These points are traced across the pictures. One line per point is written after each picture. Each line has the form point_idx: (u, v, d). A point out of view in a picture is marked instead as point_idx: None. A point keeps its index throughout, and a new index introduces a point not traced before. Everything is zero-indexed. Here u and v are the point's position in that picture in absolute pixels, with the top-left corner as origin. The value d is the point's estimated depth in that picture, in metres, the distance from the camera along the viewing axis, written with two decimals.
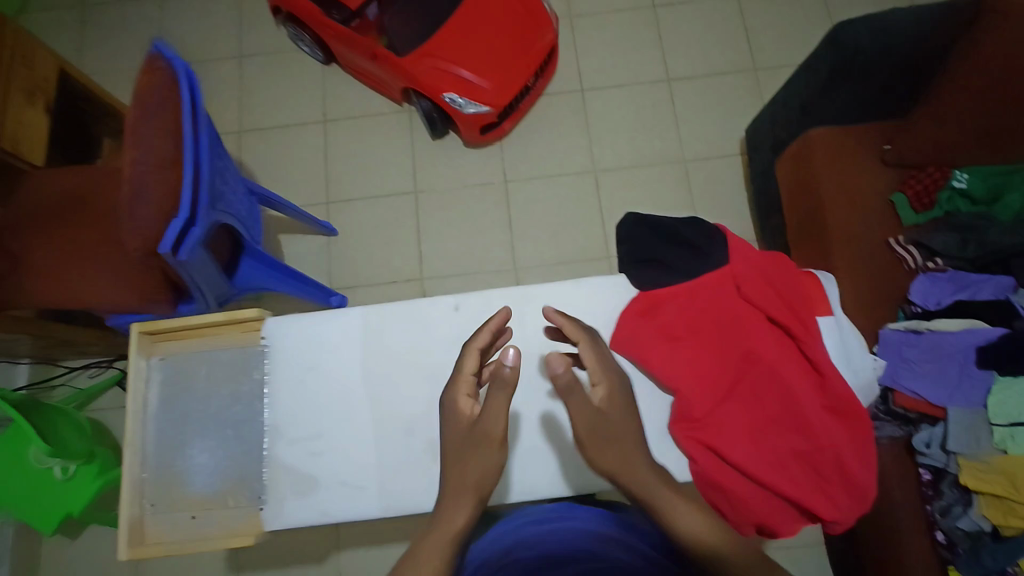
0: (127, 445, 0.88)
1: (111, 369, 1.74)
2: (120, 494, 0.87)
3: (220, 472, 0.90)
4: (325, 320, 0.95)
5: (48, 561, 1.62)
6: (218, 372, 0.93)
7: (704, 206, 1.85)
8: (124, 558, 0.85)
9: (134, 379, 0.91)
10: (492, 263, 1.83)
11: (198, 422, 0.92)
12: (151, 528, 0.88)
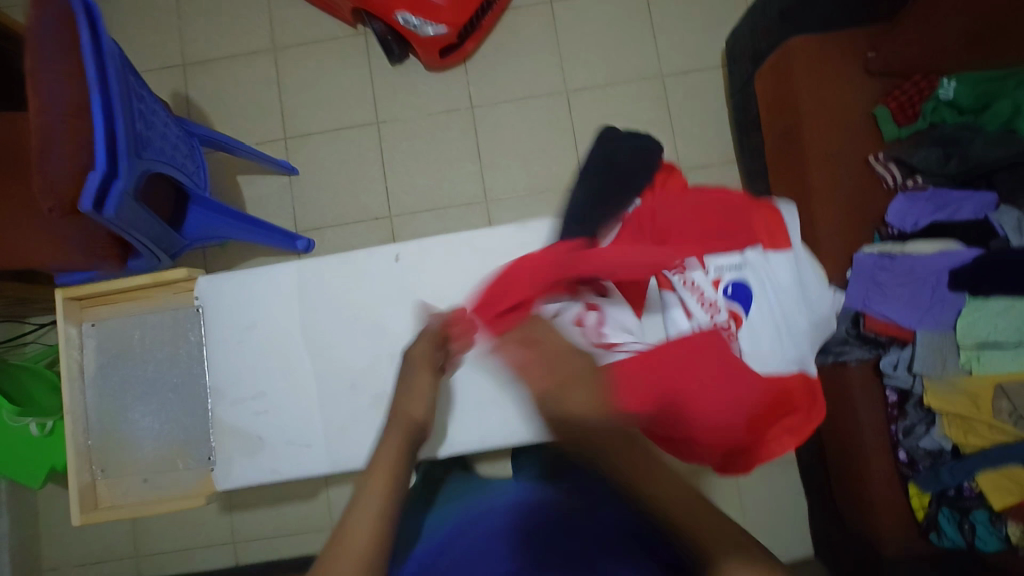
0: (67, 413, 0.89)
1: None
2: (66, 461, 0.88)
3: (165, 435, 0.92)
4: (259, 276, 0.92)
5: (46, 509, 1.68)
6: (151, 335, 0.93)
7: (683, 126, 1.75)
8: (78, 523, 0.88)
9: (66, 348, 0.90)
10: (463, 196, 1.75)
11: (136, 387, 0.92)
12: (104, 493, 0.91)
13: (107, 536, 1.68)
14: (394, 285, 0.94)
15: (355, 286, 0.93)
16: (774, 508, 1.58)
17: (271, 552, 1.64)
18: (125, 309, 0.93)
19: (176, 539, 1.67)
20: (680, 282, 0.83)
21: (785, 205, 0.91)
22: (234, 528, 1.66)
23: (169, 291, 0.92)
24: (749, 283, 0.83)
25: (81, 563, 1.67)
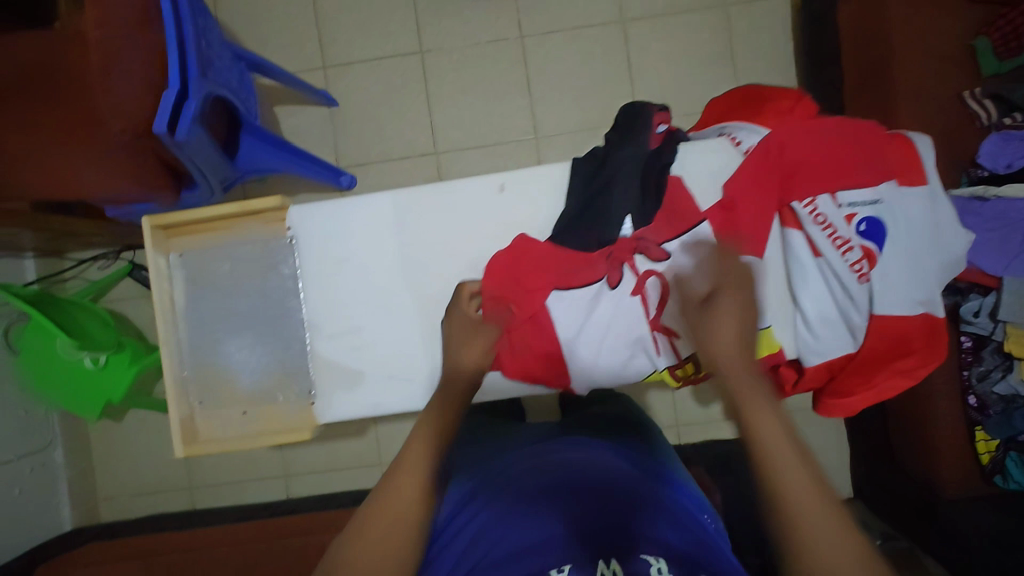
0: (163, 345, 0.87)
1: (121, 262, 1.70)
2: (166, 393, 0.87)
3: (263, 366, 0.91)
4: (354, 206, 0.90)
5: (102, 441, 1.71)
6: (242, 267, 0.91)
7: (748, 58, 1.64)
8: (181, 455, 0.88)
9: (157, 279, 0.88)
10: (512, 132, 1.67)
11: (231, 320, 0.91)
12: (202, 425, 0.90)
13: (162, 468, 1.71)
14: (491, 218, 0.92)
15: (451, 219, 0.91)
16: None
17: (324, 485, 1.67)
18: (214, 240, 0.91)
19: (228, 472, 1.70)
20: (808, 215, 0.84)
21: (916, 137, 0.86)
22: (285, 463, 1.68)
23: (259, 221, 0.90)
24: (882, 219, 0.82)
25: (137, 493, 1.72)
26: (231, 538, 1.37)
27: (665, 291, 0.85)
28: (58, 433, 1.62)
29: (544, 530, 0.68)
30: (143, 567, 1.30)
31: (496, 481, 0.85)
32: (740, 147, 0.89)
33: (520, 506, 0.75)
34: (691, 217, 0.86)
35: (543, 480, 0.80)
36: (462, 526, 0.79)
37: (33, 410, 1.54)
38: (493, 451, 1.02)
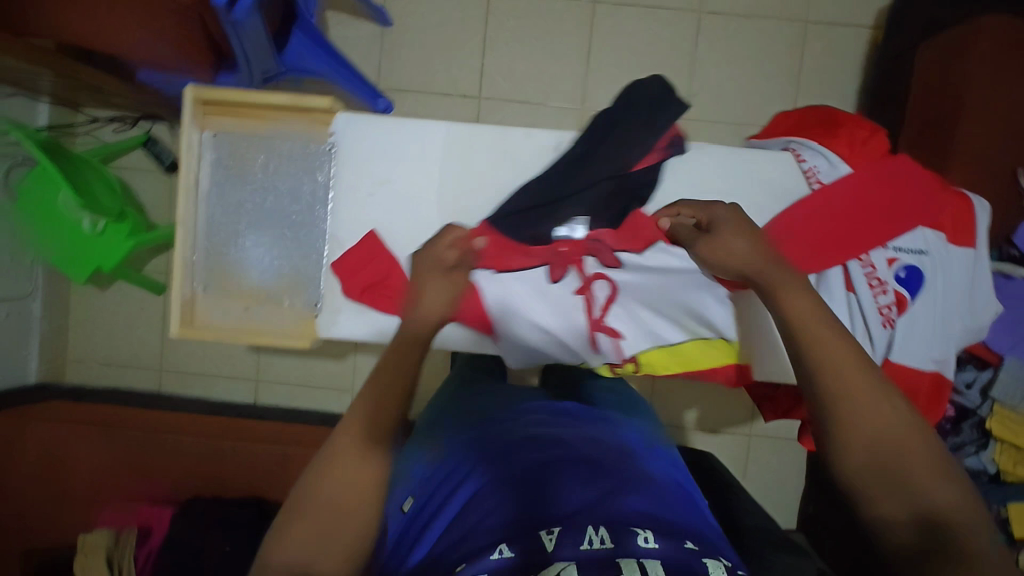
0: (179, 222, 0.86)
1: (136, 130, 1.66)
2: (172, 271, 0.86)
3: (275, 268, 0.90)
4: (402, 128, 0.89)
5: (81, 304, 1.69)
6: (274, 164, 0.89)
7: (811, 81, 1.60)
8: (174, 335, 0.87)
9: (187, 155, 0.85)
10: (559, 97, 1.63)
11: (252, 214, 0.90)
12: (201, 311, 0.90)
13: (136, 344, 1.70)
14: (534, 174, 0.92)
15: (494, 164, 0.90)
16: (776, 475, 1.65)
17: (292, 399, 1.67)
18: (255, 128, 0.88)
19: (201, 364, 1.69)
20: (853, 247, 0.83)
21: (977, 200, 0.87)
22: (259, 368, 1.68)
23: (305, 121, 0.88)
24: (922, 269, 0.83)
25: (106, 363, 1.71)
26: (196, 425, 1.37)
27: (612, 294, 0.89)
28: (40, 286, 1.59)
29: (498, 511, 0.67)
30: (103, 432, 1.31)
31: (473, 452, 0.84)
32: (803, 164, 0.89)
33: (488, 481, 0.74)
34: (645, 236, 0.88)
35: (510, 457, 0.78)
36: (440, 500, 0.77)
37: (22, 257, 1.51)
38: (486, 412, 0.99)
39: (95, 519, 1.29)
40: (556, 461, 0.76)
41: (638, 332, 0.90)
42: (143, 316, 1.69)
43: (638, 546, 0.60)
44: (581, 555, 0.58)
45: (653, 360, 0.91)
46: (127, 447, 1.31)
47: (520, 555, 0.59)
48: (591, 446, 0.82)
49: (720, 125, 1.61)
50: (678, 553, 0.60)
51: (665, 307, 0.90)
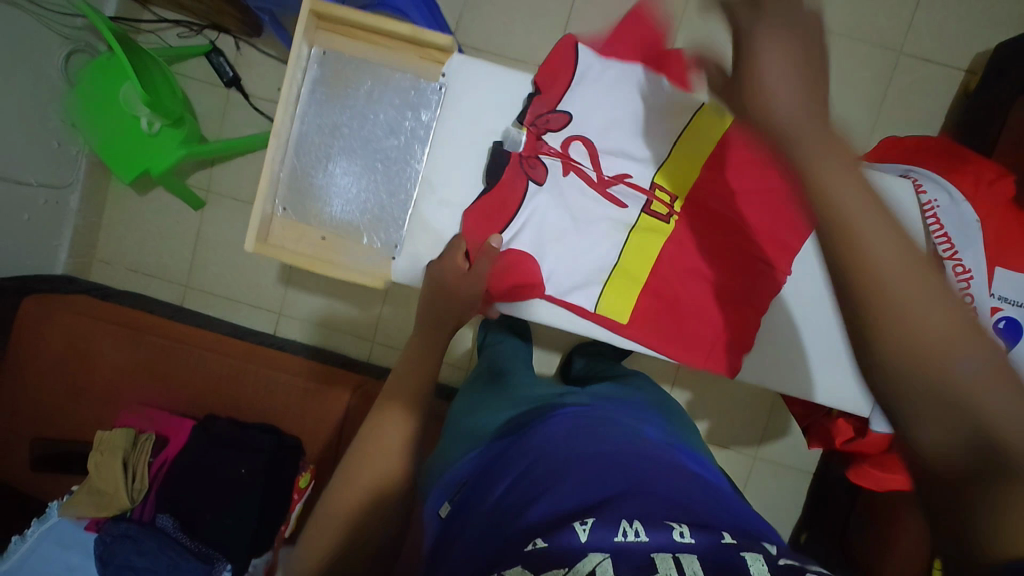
0: (274, 135, 0.84)
1: (201, 38, 1.60)
2: (258, 184, 0.84)
3: (358, 201, 0.89)
4: (507, 81, 0.88)
5: (118, 204, 1.67)
6: (378, 94, 0.88)
7: (896, 115, 1.54)
8: (248, 250, 0.85)
9: (294, 64, 0.84)
10: None
11: (346, 141, 0.88)
12: (277, 231, 0.88)
13: (165, 255, 1.68)
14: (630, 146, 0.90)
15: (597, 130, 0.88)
16: (777, 498, 1.65)
17: (310, 338, 1.66)
18: (365, 53, 0.87)
19: (227, 286, 1.67)
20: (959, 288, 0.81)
21: None
22: (285, 301, 1.66)
23: (418, 56, 0.87)
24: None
25: (133, 268, 1.69)
26: (222, 345, 1.35)
27: (591, 147, 0.88)
28: (81, 179, 1.57)
29: (548, 500, 0.64)
30: (131, 335, 1.28)
31: (512, 440, 0.80)
32: (922, 196, 0.84)
33: (527, 473, 0.70)
34: (563, 78, 0.87)
35: (549, 446, 0.74)
36: (486, 483, 0.74)
37: (67, 144, 1.49)
38: (533, 400, 0.95)
39: (111, 420, 1.30)
40: (594, 456, 0.70)
41: (644, 157, 0.89)
42: (177, 228, 1.67)
43: (671, 540, 0.55)
44: (615, 548, 0.54)
45: (679, 173, 0.89)
46: (150, 352, 1.28)
47: (555, 544, 0.54)
48: (640, 446, 0.76)
49: None
50: (716, 547, 0.55)
51: (633, 110, 0.88)
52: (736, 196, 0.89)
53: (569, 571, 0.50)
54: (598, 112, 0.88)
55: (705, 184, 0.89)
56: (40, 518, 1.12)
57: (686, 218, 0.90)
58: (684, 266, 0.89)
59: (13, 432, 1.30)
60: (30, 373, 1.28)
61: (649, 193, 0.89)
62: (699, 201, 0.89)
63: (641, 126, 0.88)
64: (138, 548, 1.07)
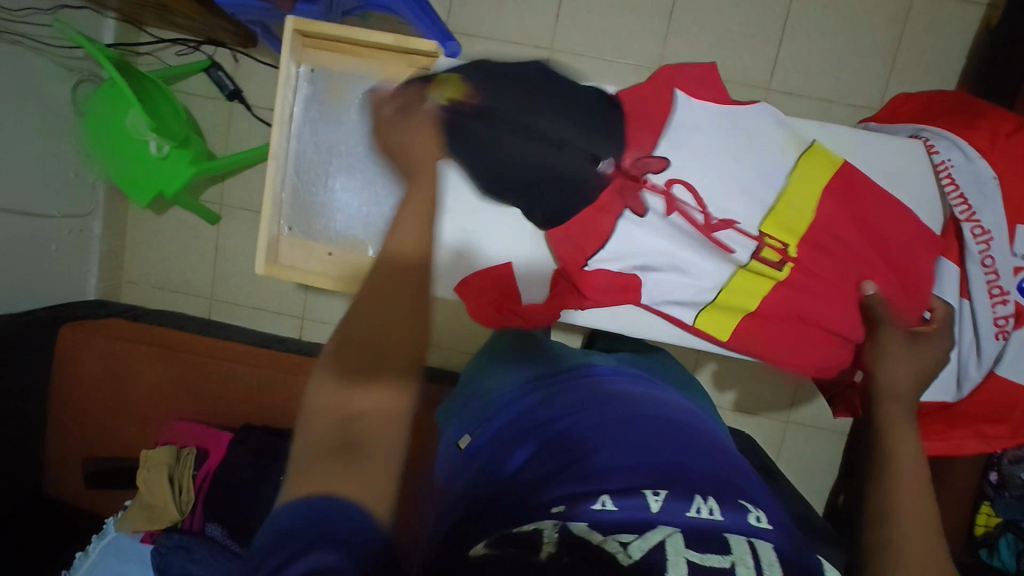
0: (272, 159, 0.86)
1: (198, 54, 1.61)
2: (263, 206, 0.87)
3: (360, 213, 0.90)
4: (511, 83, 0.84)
5: (138, 226, 1.71)
6: (369, 105, 0.88)
7: (910, 60, 1.46)
8: (260, 271, 0.88)
9: (284, 81, 0.84)
10: (635, 55, 1.52)
11: (343, 156, 0.89)
12: (285, 250, 0.90)
13: (187, 271, 1.73)
14: (737, 179, 0.80)
15: (695, 163, 0.80)
16: (810, 461, 1.64)
17: None
18: (351, 65, 0.87)
19: (250, 296, 1.72)
20: (977, 254, 0.79)
21: None
22: (307, 306, 1.69)
23: (404, 63, 0.85)
24: None
25: (161, 287, 1.75)
26: (247, 355, 1.38)
27: (696, 192, 0.80)
28: (101, 206, 1.62)
29: (606, 455, 0.66)
30: (164, 355, 1.33)
31: (547, 400, 0.82)
32: (934, 157, 0.82)
33: (570, 437, 0.71)
34: (663, 116, 0.81)
35: (590, 413, 0.75)
36: (521, 429, 0.77)
37: (83, 174, 1.54)
38: (549, 368, 0.95)
39: (154, 437, 1.36)
40: (641, 426, 0.72)
41: (753, 198, 0.80)
42: (196, 243, 1.71)
43: (749, 525, 0.57)
44: (690, 521, 0.56)
45: (786, 211, 0.79)
46: (183, 369, 1.33)
47: (622, 510, 0.57)
48: (679, 413, 0.80)
49: (804, 99, 1.50)
50: (787, 543, 0.57)
51: (737, 153, 0.80)
52: (852, 238, 0.79)
53: (638, 538, 0.53)
54: (700, 154, 0.80)
55: (823, 230, 0.79)
56: (99, 535, 1.19)
57: (803, 263, 0.79)
58: (798, 313, 0.80)
59: (66, 453, 1.37)
60: (73, 398, 1.35)
61: (759, 240, 0.79)
62: (813, 246, 0.79)
63: (747, 161, 0.80)
64: (192, 557, 1.14)
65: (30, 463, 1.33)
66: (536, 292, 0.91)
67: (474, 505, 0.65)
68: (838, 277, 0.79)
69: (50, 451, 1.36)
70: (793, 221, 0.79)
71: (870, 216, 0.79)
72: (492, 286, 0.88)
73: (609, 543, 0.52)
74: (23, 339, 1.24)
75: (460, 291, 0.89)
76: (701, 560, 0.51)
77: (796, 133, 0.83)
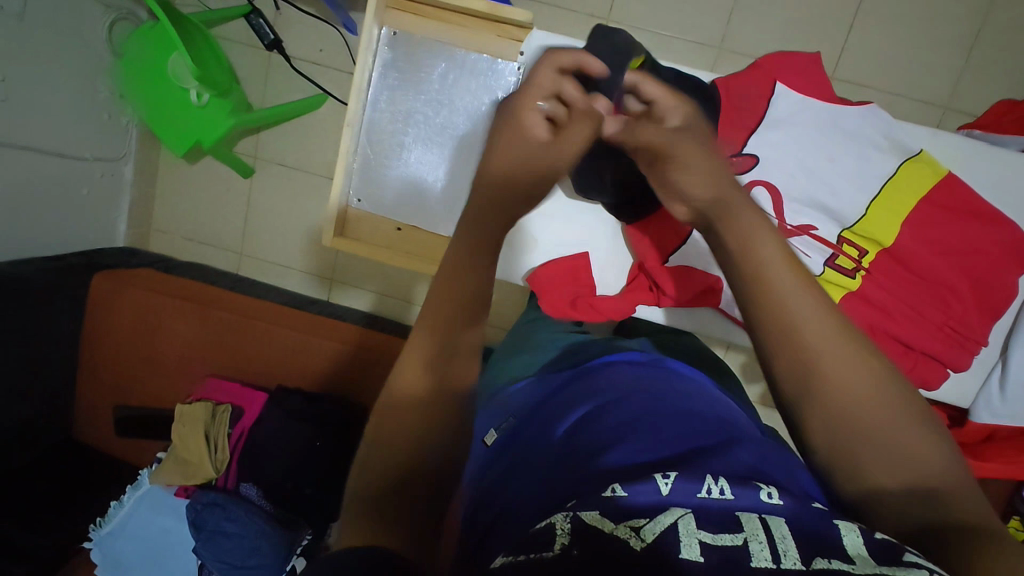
0: (347, 128, 0.82)
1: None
2: (334, 177, 0.84)
3: (434, 190, 0.87)
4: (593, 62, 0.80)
5: (168, 174, 1.67)
6: (450, 77, 0.84)
7: (987, 57, 1.38)
8: (327, 244, 0.87)
9: (365, 50, 0.81)
10: (697, 32, 1.43)
11: (419, 128, 0.85)
12: (354, 222, 0.89)
13: (217, 224, 1.70)
14: (827, 187, 0.75)
15: (784, 166, 0.75)
16: None
17: (361, 304, 1.67)
18: (434, 32, 0.82)
19: (280, 254, 1.69)
20: None
21: None
22: (336, 268, 1.67)
23: (492, 34, 0.81)
24: None
25: (189, 238, 1.72)
26: (284, 316, 1.36)
27: (777, 195, 0.75)
28: (133, 151, 1.57)
29: (630, 445, 0.57)
30: (198, 310, 1.31)
31: (571, 386, 0.74)
32: None
33: (592, 421, 0.63)
34: (756, 113, 0.75)
35: (611, 396, 0.67)
36: (541, 419, 0.69)
37: (116, 115, 1.49)
38: (575, 355, 0.87)
39: (191, 392, 1.36)
40: (671, 409, 0.63)
41: (840, 207, 0.75)
42: (226, 196, 1.67)
43: (759, 501, 0.47)
44: (699, 504, 0.47)
45: (875, 222, 0.74)
46: (220, 327, 1.32)
47: (634, 493, 0.48)
48: (721, 402, 0.70)
49: (869, 91, 1.43)
50: (806, 511, 0.47)
51: (832, 156, 0.74)
52: (938, 253, 0.74)
53: (651, 521, 0.45)
54: (790, 155, 0.75)
55: (909, 244, 0.74)
56: (134, 485, 1.24)
57: (877, 275, 0.75)
58: (870, 325, 0.74)
59: (98, 401, 1.37)
60: (107, 347, 1.34)
61: (836, 247, 0.74)
62: (893, 259, 0.75)
63: (842, 167, 0.74)
64: (228, 515, 1.14)
65: (61, 409, 1.33)
66: (610, 280, 0.89)
67: (497, 497, 0.57)
68: (915, 290, 0.75)
69: (84, 396, 1.37)
70: (882, 228, 0.74)
71: (955, 228, 0.73)
72: (566, 279, 0.87)
73: (620, 529, 0.44)
74: (57, 283, 1.23)
75: (531, 281, 0.88)
76: (714, 540, 0.43)
77: (900, 143, 0.75)
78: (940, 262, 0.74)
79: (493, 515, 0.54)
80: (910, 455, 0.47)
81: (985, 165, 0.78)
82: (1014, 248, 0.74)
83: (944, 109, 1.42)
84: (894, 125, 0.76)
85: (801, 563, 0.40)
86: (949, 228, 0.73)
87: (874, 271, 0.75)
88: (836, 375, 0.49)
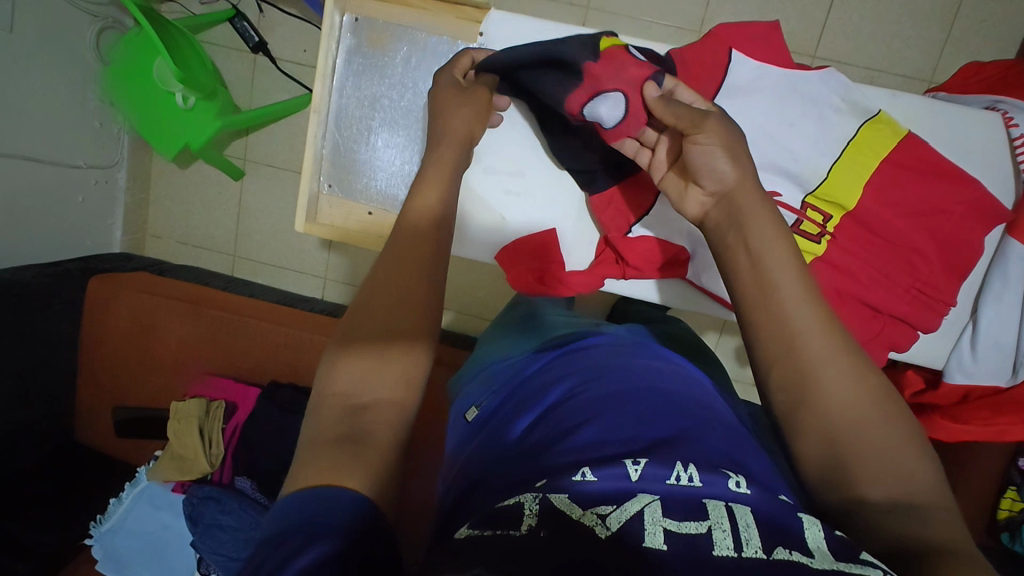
0: (314, 112, 0.86)
1: (223, 3, 1.56)
2: (305, 162, 0.87)
3: (398, 173, 0.88)
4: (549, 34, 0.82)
5: (161, 180, 1.70)
6: (413, 57, 0.85)
7: (967, 28, 1.37)
8: (299, 229, 0.90)
9: (327, 36, 0.84)
10: (676, 15, 1.43)
11: (384, 112, 0.87)
12: (325, 209, 0.91)
13: (210, 227, 1.72)
14: (788, 149, 0.75)
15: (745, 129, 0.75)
16: None
17: None
18: (398, 14, 0.84)
19: (273, 254, 1.71)
20: None
21: None
22: (328, 266, 1.68)
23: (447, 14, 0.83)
24: None
25: (183, 242, 1.74)
26: (271, 312, 1.38)
27: None
28: (126, 158, 1.60)
29: (599, 425, 0.56)
30: (188, 308, 1.33)
31: (550, 370, 0.73)
32: (1013, 130, 0.77)
33: (566, 403, 0.63)
34: (714, 79, 0.76)
35: (586, 378, 0.67)
36: (517, 402, 0.68)
37: (108, 124, 1.51)
38: (558, 338, 0.86)
39: (183, 390, 1.38)
40: (640, 389, 0.62)
41: (799, 171, 0.76)
42: (218, 199, 1.69)
43: (727, 489, 0.47)
44: (669, 491, 0.46)
45: (836, 186, 0.75)
46: (209, 324, 1.33)
47: (604, 479, 0.47)
48: (692, 380, 0.69)
49: (850, 68, 1.43)
50: (774, 504, 0.46)
51: (791, 120, 0.75)
52: (900, 215, 0.75)
53: (617, 508, 0.44)
54: (751, 121, 0.75)
55: (872, 205, 0.75)
56: (132, 483, 1.31)
57: (842, 239, 0.76)
58: (836, 290, 0.75)
59: (95, 403, 1.40)
60: (100, 349, 1.36)
61: (800, 212, 0.75)
62: (858, 222, 0.75)
63: (800, 131, 0.75)
64: (221, 506, 1.17)
65: (61, 412, 1.36)
66: (578, 257, 0.90)
67: (468, 478, 0.57)
68: (881, 254, 0.76)
69: (83, 398, 1.39)
70: (844, 189, 0.75)
71: (917, 191, 0.74)
72: (533, 254, 0.87)
73: (587, 516, 0.43)
74: (54, 289, 1.25)
75: (501, 258, 0.89)
76: (678, 528, 0.42)
77: (861, 105, 0.76)
78: (902, 224, 0.75)
79: (463, 499, 0.53)
80: (902, 475, 0.47)
81: (950, 123, 0.78)
82: (977, 210, 0.75)
83: (925, 82, 1.42)
84: (854, 87, 0.76)
85: (763, 552, 0.40)
86: (911, 190, 0.74)
87: (839, 235, 0.76)
88: (829, 389, 0.50)
